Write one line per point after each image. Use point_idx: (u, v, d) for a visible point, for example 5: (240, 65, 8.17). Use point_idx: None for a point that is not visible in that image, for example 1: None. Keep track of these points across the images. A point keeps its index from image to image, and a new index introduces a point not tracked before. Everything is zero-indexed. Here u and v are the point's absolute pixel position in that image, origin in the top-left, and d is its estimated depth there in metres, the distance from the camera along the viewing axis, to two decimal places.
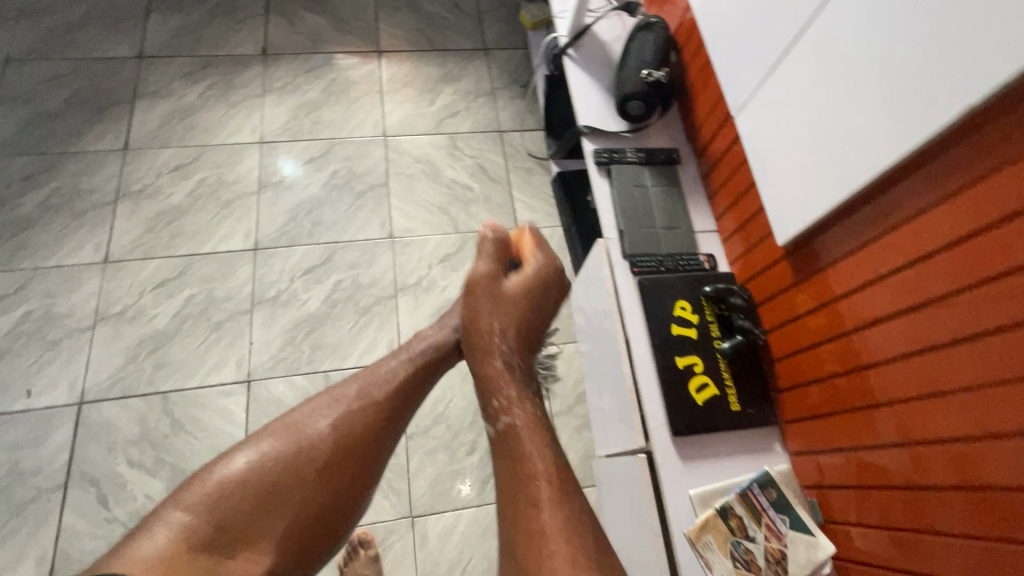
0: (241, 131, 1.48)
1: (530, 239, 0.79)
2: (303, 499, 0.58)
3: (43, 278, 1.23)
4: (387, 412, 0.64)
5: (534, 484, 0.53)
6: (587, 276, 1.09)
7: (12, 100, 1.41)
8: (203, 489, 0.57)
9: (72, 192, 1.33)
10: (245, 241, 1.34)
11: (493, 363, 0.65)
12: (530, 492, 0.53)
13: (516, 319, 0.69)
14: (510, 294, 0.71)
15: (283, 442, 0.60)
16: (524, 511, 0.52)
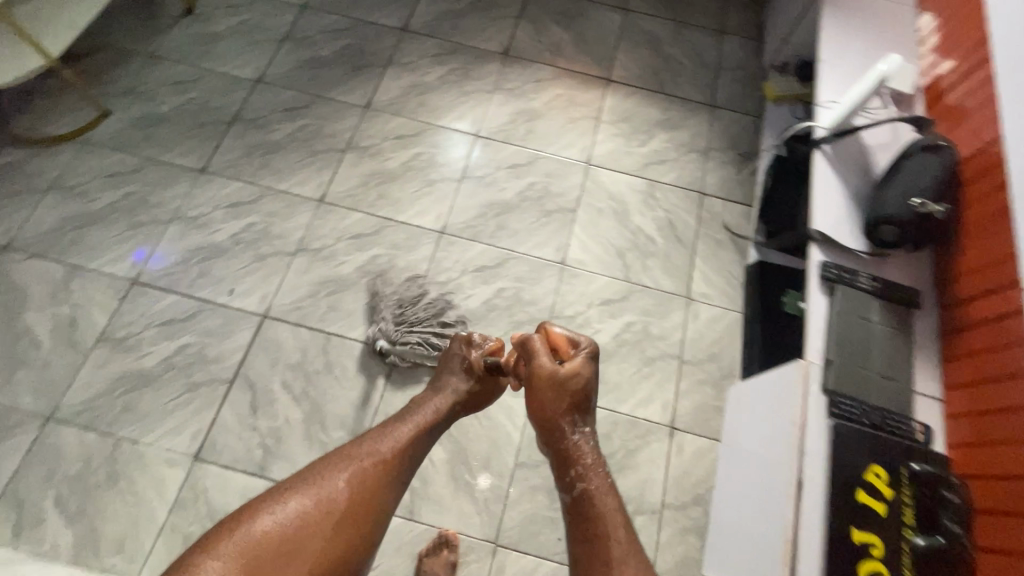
0: (463, 120, 1.57)
1: (562, 334, 0.85)
2: (328, 541, 0.69)
3: (271, 199, 1.41)
4: (408, 456, 0.78)
5: (606, 533, 0.67)
6: (770, 387, 0.99)
7: (297, 41, 1.64)
8: (232, 549, 0.66)
9: (315, 132, 1.51)
10: (434, 222, 1.42)
11: (567, 437, 0.77)
12: (600, 542, 0.66)
13: (578, 394, 0.78)
14: (568, 376, 0.79)
15: (304, 497, 0.71)
16: (597, 556, 0.65)
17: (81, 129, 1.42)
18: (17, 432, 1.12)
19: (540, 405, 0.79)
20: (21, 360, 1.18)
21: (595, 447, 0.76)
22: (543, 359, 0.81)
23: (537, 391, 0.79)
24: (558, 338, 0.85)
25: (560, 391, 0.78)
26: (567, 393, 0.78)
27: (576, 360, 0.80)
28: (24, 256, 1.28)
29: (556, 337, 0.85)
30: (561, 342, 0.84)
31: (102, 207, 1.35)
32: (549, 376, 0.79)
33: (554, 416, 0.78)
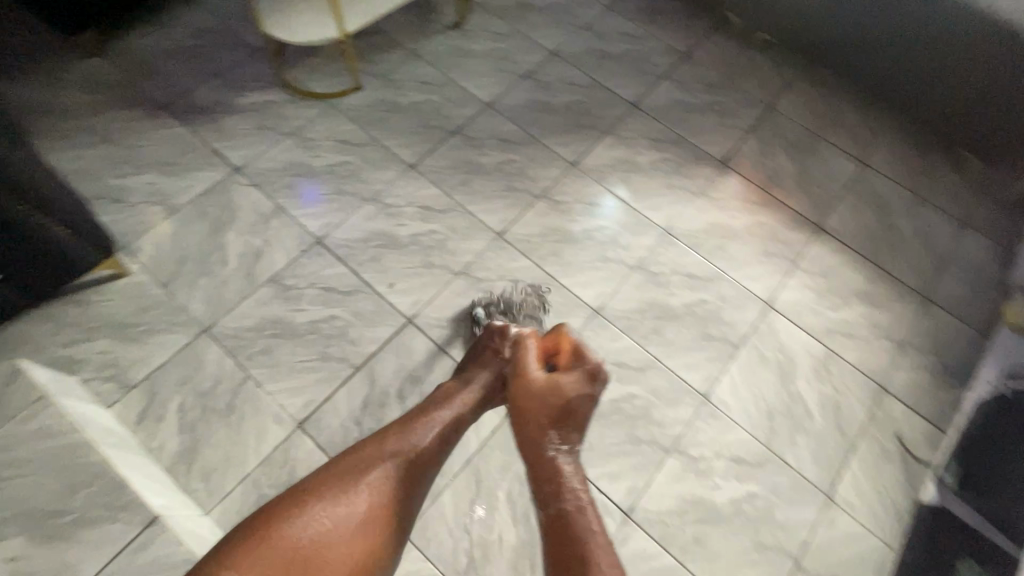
0: (658, 210, 1.54)
1: (571, 342, 0.87)
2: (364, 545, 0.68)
3: (457, 215, 1.46)
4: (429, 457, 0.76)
5: (581, 544, 0.62)
6: None
7: (535, 83, 1.72)
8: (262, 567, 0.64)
9: (520, 169, 1.55)
10: (594, 299, 1.38)
11: (552, 452, 0.73)
12: (574, 550, 0.62)
13: (561, 402, 0.77)
14: (568, 386, 0.79)
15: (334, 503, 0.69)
16: (575, 561, 0.61)
17: (334, 95, 1.60)
18: (177, 331, 1.23)
19: (520, 412, 0.79)
20: (207, 269, 1.31)
21: (573, 464, 0.72)
22: (526, 360, 0.85)
23: (519, 397, 0.80)
24: (566, 347, 0.88)
25: (546, 396, 0.79)
26: (550, 403, 0.78)
27: (567, 373, 0.81)
28: (247, 181, 1.44)
29: (566, 345, 0.88)
30: (567, 351, 0.87)
31: (322, 166, 1.48)
32: (524, 381, 0.82)
33: (538, 419, 0.77)
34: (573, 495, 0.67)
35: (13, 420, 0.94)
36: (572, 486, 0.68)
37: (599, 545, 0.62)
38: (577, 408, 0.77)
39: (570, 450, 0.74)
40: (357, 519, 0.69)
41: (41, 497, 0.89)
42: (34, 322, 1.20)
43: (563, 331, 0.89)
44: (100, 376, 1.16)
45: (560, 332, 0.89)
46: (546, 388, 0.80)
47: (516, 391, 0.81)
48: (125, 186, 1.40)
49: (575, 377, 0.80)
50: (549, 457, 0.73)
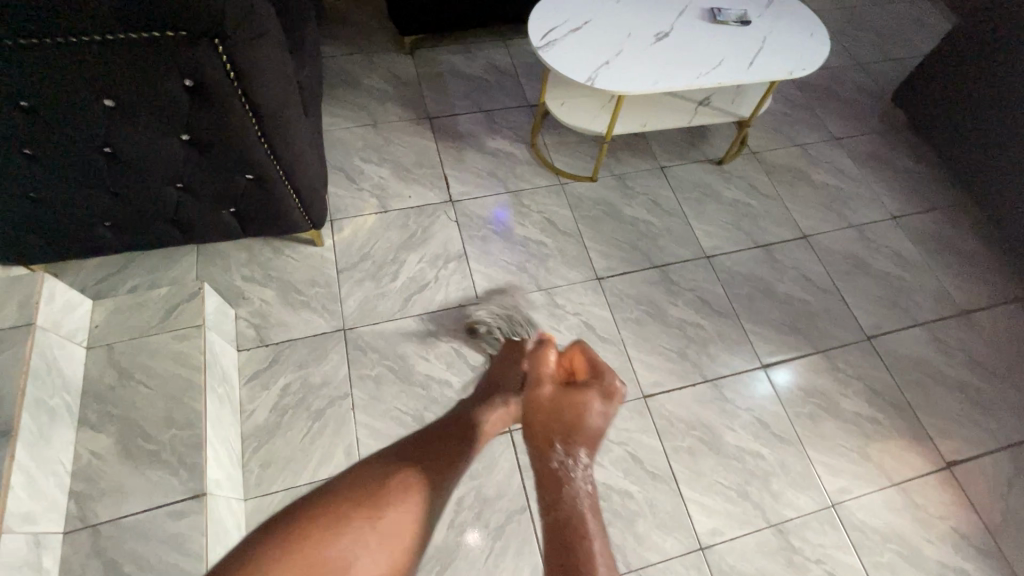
0: (835, 473, 1.24)
1: (587, 360, 0.78)
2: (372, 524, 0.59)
3: (615, 351, 1.34)
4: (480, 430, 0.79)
5: (573, 531, 0.54)
6: None
7: (766, 258, 1.55)
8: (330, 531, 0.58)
9: (702, 340, 1.38)
10: (706, 532, 1.15)
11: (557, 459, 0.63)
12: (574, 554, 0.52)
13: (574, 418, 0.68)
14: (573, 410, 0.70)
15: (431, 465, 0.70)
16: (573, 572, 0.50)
17: (568, 175, 1.60)
18: (325, 318, 1.30)
19: (531, 417, 0.70)
20: (377, 276, 1.37)
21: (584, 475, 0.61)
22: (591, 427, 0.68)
23: (534, 400, 0.72)
24: (581, 366, 0.79)
25: (561, 409, 0.69)
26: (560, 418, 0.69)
27: (591, 412, 0.69)
28: (452, 217, 1.49)
29: (579, 365, 0.79)
30: (583, 371, 0.77)
31: (519, 235, 1.48)
32: (537, 381, 0.73)
33: (550, 431, 0.67)
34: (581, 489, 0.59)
35: (172, 335, 1.05)
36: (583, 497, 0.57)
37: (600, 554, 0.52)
38: (587, 416, 0.68)
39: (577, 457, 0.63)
40: (392, 527, 0.55)
41: (145, 414, 0.97)
42: (236, 247, 1.36)
43: (580, 353, 0.80)
44: (250, 320, 1.27)
45: (581, 350, 0.80)
46: (567, 394, 0.71)
47: (531, 397, 0.72)
48: (363, 170, 1.54)
49: (605, 378, 0.75)
50: (549, 460, 0.63)
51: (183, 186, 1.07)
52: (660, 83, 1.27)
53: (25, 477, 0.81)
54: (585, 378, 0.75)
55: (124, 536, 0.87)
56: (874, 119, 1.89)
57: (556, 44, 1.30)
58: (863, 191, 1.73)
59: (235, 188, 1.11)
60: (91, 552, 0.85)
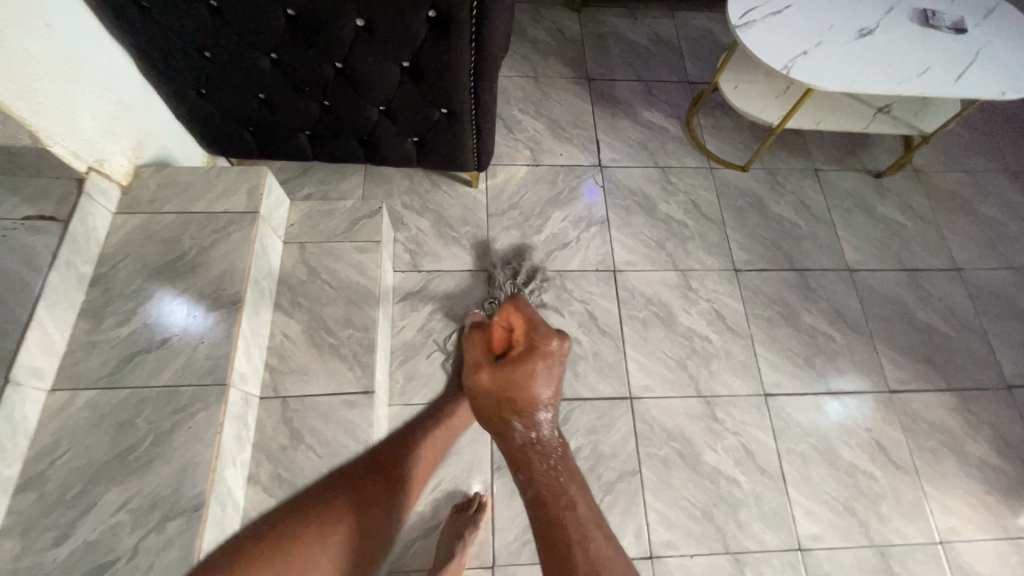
0: (949, 512, 1.22)
1: (523, 313, 0.74)
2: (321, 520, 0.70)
3: (741, 344, 1.34)
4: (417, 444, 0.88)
5: (555, 512, 0.52)
6: None
7: (912, 283, 1.48)
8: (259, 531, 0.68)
9: (832, 352, 1.36)
10: (808, 536, 1.16)
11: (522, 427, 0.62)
12: (559, 536, 0.50)
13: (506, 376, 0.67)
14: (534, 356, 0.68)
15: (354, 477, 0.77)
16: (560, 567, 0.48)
17: (719, 160, 1.57)
18: (471, 257, 1.37)
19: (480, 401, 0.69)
20: (522, 225, 1.42)
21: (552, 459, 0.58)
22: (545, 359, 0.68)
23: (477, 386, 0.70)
24: (521, 322, 0.74)
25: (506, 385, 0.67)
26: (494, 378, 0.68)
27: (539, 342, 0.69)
28: (599, 181, 1.51)
29: (515, 318, 0.74)
30: (521, 325, 0.73)
31: (663, 211, 1.49)
32: (477, 364, 0.71)
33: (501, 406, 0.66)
34: (552, 471, 0.56)
35: (355, 245, 1.15)
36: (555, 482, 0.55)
37: (591, 529, 0.51)
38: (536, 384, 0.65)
39: (538, 428, 0.62)
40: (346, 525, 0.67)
41: (328, 311, 1.08)
42: (400, 175, 1.44)
43: (514, 308, 0.75)
44: (405, 245, 1.36)
45: (518, 311, 0.74)
46: (501, 374, 0.67)
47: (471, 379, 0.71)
48: (520, 121, 1.58)
49: (537, 352, 0.68)
50: (511, 438, 0.62)
51: (385, 110, 1.14)
52: (857, 82, 1.22)
53: (245, 342, 0.94)
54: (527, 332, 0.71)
55: (306, 410, 1.00)
56: None
57: (755, 25, 1.27)
58: None
59: (428, 120, 1.17)
60: (281, 419, 0.98)
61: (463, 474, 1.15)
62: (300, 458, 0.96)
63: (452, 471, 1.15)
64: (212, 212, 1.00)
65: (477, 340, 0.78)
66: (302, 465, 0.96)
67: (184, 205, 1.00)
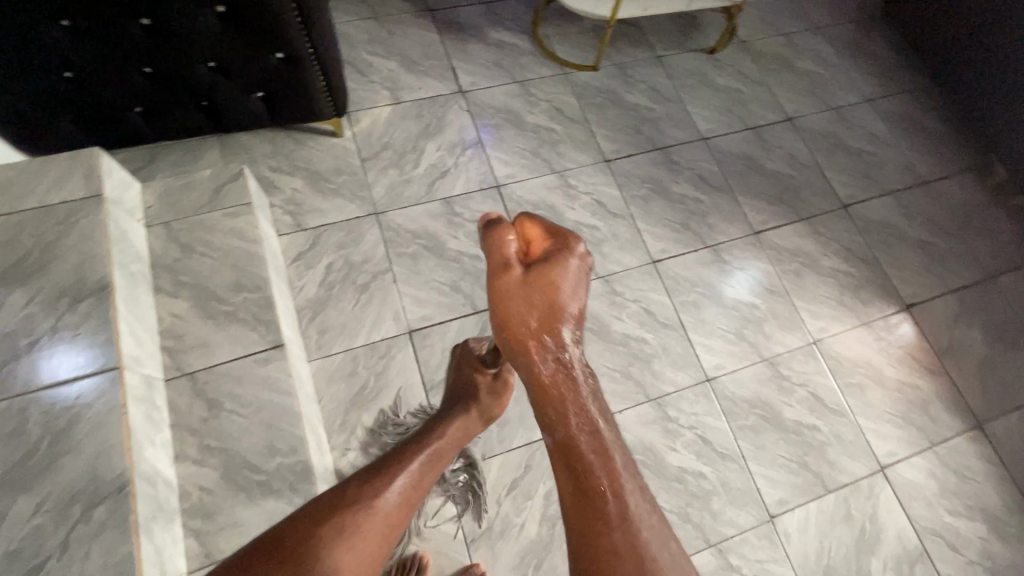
0: (816, 317, 1.44)
1: (541, 223, 0.58)
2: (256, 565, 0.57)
3: (625, 223, 1.46)
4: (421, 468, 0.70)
5: (594, 461, 0.46)
6: None
7: (756, 138, 1.67)
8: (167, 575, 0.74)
9: (703, 212, 1.52)
10: (711, 367, 1.34)
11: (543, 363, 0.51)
12: (591, 483, 0.45)
13: (550, 302, 0.53)
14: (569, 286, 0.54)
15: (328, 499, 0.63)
16: (597, 519, 0.44)
17: (571, 65, 1.65)
18: (355, 204, 1.36)
19: (500, 316, 0.54)
20: (399, 163, 1.43)
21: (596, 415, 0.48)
22: (572, 276, 0.55)
23: (500, 299, 0.54)
24: (538, 233, 0.58)
25: (533, 303, 0.53)
26: (536, 309, 0.53)
27: (558, 264, 0.54)
28: (463, 106, 1.54)
29: (534, 228, 0.58)
30: (542, 238, 0.57)
31: (530, 122, 1.55)
32: (501, 264, 0.55)
33: (525, 332, 0.53)
34: (584, 412, 0.48)
35: (224, 212, 1.12)
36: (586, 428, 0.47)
37: (625, 478, 0.46)
38: (569, 293, 0.54)
39: (564, 349, 0.51)
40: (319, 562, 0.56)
41: (214, 281, 1.06)
42: (259, 140, 1.39)
43: (530, 217, 0.58)
44: (285, 208, 1.33)
45: (531, 221, 0.58)
46: (538, 277, 0.53)
47: (493, 290, 0.55)
48: (372, 63, 1.55)
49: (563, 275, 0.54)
50: (540, 370, 0.51)
51: (216, 66, 1.09)
52: None
53: (128, 326, 0.91)
54: (548, 246, 0.56)
55: (218, 379, 0.99)
56: (852, 9, 1.97)
57: None
58: (844, 76, 1.84)
59: (265, 69, 1.13)
60: (194, 393, 0.97)
61: (399, 402, 1.19)
62: (226, 423, 0.96)
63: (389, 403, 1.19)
64: (48, 205, 0.93)
65: (503, 230, 0.57)
66: (230, 429, 0.96)
67: (13, 205, 0.92)
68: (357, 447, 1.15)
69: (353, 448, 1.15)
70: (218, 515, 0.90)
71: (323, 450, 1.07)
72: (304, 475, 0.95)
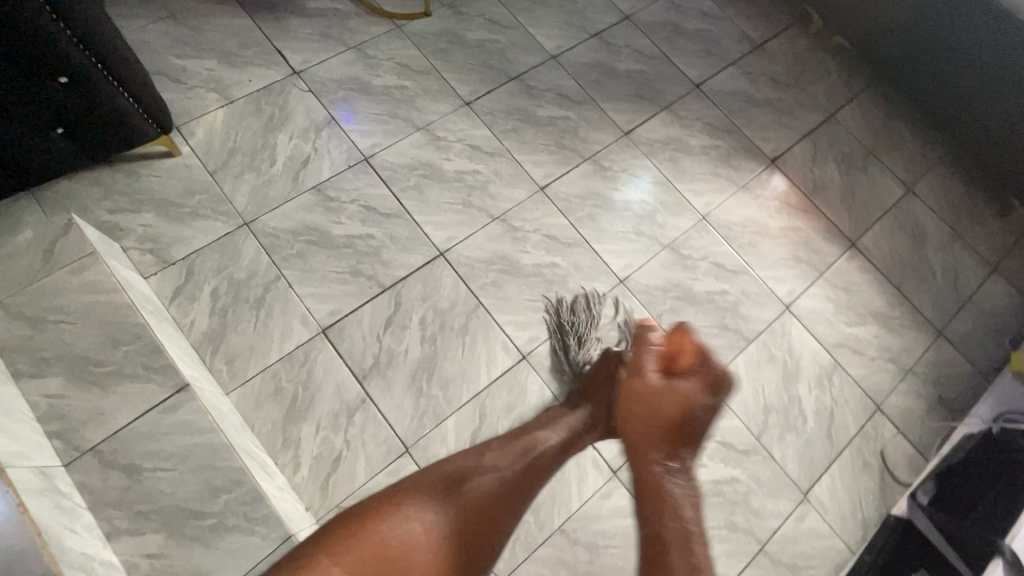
0: (700, 195, 1.54)
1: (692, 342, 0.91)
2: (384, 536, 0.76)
3: (504, 160, 1.46)
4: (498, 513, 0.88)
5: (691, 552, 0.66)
6: None
7: (602, 44, 1.70)
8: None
9: (573, 127, 1.55)
10: (621, 268, 1.40)
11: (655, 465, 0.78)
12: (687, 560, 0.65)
13: (681, 417, 0.82)
14: (682, 401, 0.83)
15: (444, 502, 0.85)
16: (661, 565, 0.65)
17: (402, 16, 1.58)
18: (220, 220, 1.26)
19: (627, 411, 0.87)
20: (254, 165, 1.33)
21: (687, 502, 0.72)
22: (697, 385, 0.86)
23: (628, 397, 0.87)
24: (687, 347, 0.91)
25: (660, 408, 0.84)
26: (663, 412, 0.83)
27: (680, 381, 0.86)
28: (303, 87, 1.44)
29: (685, 343, 0.91)
30: (688, 351, 0.91)
31: (379, 85, 1.48)
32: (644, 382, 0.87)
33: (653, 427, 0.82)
34: (679, 519, 0.69)
35: (67, 269, 1.00)
36: (661, 481, 0.75)
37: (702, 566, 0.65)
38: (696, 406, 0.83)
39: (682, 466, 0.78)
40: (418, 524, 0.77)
41: (82, 345, 0.95)
42: (84, 183, 1.23)
43: (682, 332, 0.93)
44: (141, 248, 1.21)
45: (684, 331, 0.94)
46: (665, 386, 0.87)
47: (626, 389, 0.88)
48: (185, 67, 1.39)
49: (693, 395, 0.84)
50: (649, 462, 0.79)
51: None
52: None
53: None
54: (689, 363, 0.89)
55: (126, 444, 0.91)
56: None
57: None
58: None
59: (52, 96, 0.99)
60: (103, 467, 0.89)
61: (336, 401, 1.16)
62: (151, 483, 0.90)
63: (326, 405, 1.16)
64: None
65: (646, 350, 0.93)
66: (159, 487, 0.90)
67: None
68: (307, 458, 1.11)
69: (303, 460, 1.11)
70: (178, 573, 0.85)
71: (271, 473, 1.03)
72: (256, 502, 0.91)
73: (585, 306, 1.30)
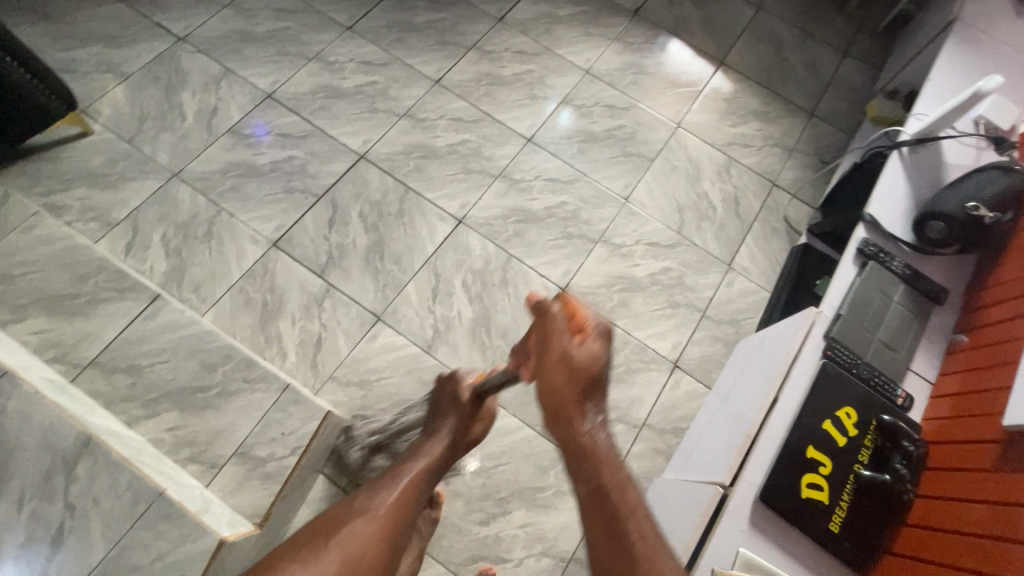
0: (579, 55, 1.70)
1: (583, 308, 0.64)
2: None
3: (396, 67, 1.59)
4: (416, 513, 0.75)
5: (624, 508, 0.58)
6: (761, 341, 1.12)
7: None
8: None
9: (450, 25, 1.68)
10: (525, 130, 1.56)
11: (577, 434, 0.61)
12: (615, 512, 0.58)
13: (576, 374, 0.61)
14: (580, 362, 0.62)
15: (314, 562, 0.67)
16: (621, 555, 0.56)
17: None
18: (150, 177, 1.35)
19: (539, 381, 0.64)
20: (167, 125, 1.42)
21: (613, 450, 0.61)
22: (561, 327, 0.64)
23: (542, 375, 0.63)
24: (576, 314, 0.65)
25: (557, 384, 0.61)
26: (570, 385, 0.61)
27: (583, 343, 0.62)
28: (191, 49, 1.52)
29: (572, 309, 0.65)
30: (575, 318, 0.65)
31: (261, 31, 1.58)
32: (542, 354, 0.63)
33: (564, 404, 0.62)
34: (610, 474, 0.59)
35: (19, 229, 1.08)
36: (589, 440, 0.61)
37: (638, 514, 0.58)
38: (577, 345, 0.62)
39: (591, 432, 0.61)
40: None
41: (55, 286, 1.05)
42: (12, 177, 1.30)
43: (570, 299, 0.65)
44: (84, 218, 1.29)
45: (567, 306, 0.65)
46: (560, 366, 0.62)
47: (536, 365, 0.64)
48: (74, 58, 1.46)
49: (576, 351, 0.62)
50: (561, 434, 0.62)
51: None
52: None
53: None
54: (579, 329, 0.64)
55: (120, 350, 1.02)
56: None
57: None
58: None
59: None
60: (107, 373, 1.00)
61: (303, 296, 1.28)
62: (153, 374, 1.01)
63: (295, 302, 1.28)
64: None
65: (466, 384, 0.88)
66: (161, 376, 1.01)
67: None
68: (291, 348, 1.24)
69: (288, 351, 1.23)
70: (199, 437, 0.99)
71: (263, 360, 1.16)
72: (250, 366, 1.04)
73: (358, 322, 1.27)
